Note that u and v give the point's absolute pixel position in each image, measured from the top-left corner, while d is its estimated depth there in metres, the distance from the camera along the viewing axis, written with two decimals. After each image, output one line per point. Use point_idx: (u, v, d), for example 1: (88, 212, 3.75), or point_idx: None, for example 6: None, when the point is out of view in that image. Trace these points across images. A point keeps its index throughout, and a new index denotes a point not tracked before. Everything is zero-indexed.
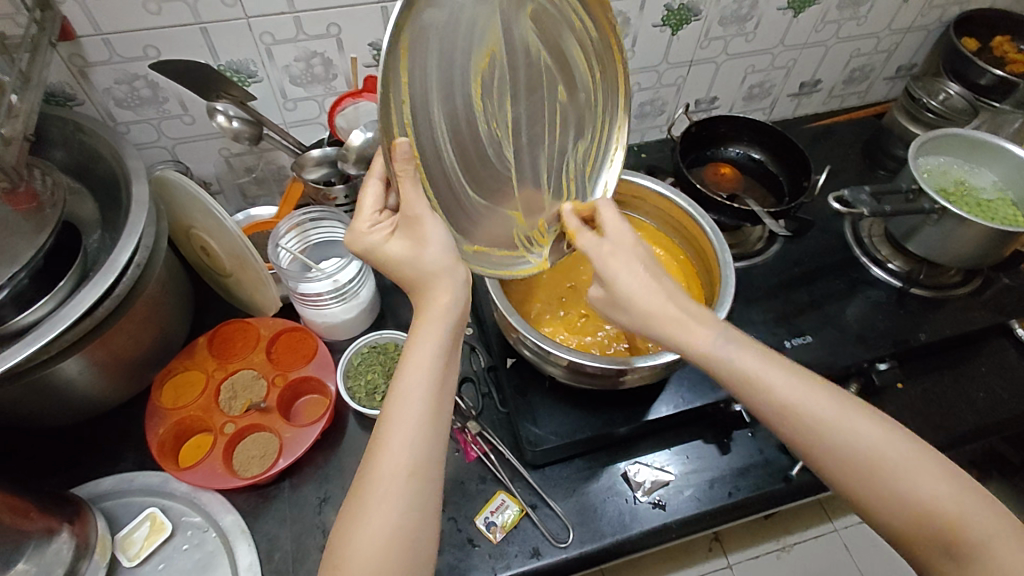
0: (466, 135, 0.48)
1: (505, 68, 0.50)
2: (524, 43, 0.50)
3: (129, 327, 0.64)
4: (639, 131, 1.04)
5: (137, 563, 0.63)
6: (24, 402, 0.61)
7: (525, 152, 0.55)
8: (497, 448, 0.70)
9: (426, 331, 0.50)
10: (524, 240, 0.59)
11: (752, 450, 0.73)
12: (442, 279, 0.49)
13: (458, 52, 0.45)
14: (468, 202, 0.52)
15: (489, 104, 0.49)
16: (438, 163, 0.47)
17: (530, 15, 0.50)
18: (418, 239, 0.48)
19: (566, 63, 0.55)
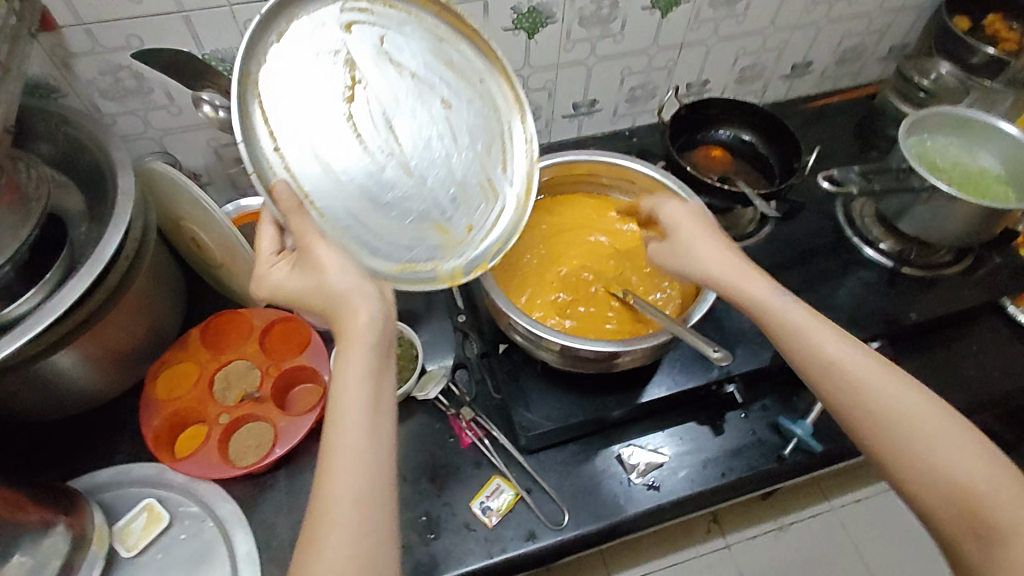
0: (347, 152, 0.54)
1: (373, 92, 0.55)
2: (385, 69, 0.56)
3: (120, 318, 0.64)
4: (630, 116, 1.04)
5: (135, 554, 0.63)
6: (18, 395, 0.61)
7: (422, 165, 0.58)
8: (493, 433, 0.71)
9: (349, 352, 0.48)
10: (458, 250, 0.60)
11: (745, 431, 0.74)
12: (350, 297, 0.49)
13: (318, 86, 0.53)
14: (374, 221, 0.55)
15: (368, 124, 0.55)
16: (326, 186, 0.52)
17: (381, 48, 0.56)
18: (314, 264, 0.49)
19: (441, 76, 0.59)
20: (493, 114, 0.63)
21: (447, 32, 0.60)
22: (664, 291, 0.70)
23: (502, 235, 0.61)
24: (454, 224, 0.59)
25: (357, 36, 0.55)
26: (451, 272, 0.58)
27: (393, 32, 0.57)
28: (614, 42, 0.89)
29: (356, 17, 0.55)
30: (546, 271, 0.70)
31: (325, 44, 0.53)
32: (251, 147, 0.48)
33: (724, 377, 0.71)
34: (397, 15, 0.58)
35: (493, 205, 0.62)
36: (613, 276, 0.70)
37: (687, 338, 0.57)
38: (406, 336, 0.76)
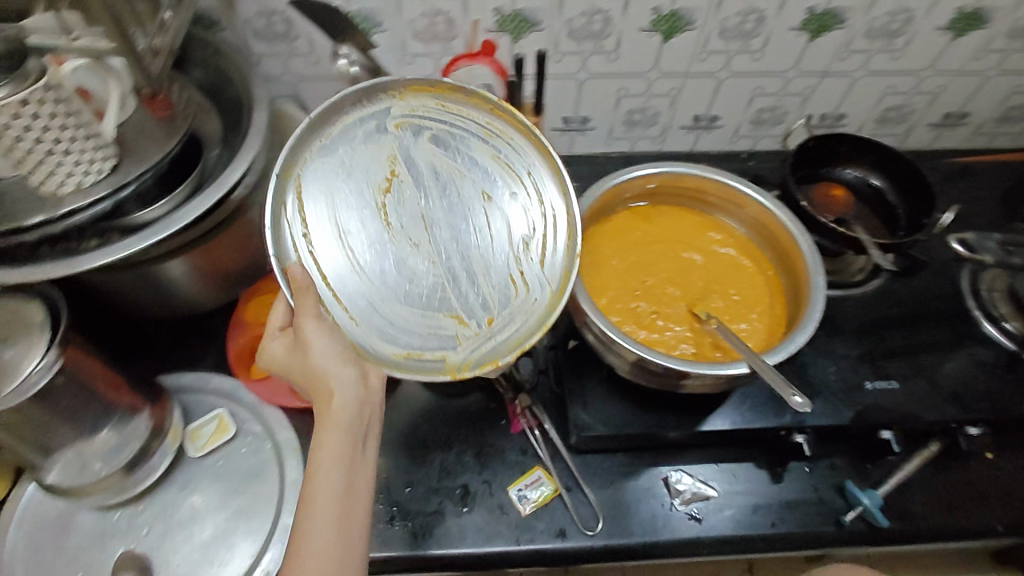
0: (374, 240, 0.58)
1: (407, 187, 0.60)
2: (426, 163, 0.61)
3: (229, 242, 0.70)
4: (751, 138, 0.99)
5: (202, 455, 0.68)
6: (134, 290, 0.69)
7: (447, 253, 0.60)
8: (544, 425, 0.71)
9: (326, 436, 0.52)
10: (472, 341, 0.58)
11: (806, 486, 0.69)
12: (330, 387, 0.53)
13: (358, 179, 0.59)
14: (387, 308, 0.57)
15: (398, 211, 0.60)
16: (344, 271, 0.57)
17: (425, 143, 0.61)
18: (303, 347, 0.54)
19: (482, 169, 0.62)
20: (537, 204, 0.63)
21: (497, 128, 0.63)
22: (749, 322, 0.65)
23: (525, 332, 0.58)
24: (474, 317, 0.59)
25: (405, 134, 0.61)
26: (458, 367, 0.57)
27: (439, 129, 0.62)
28: (750, 59, 0.85)
29: (405, 117, 0.61)
30: (630, 275, 0.67)
31: (371, 140, 0.60)
32: (276, 231, 0.54)
33: (796, 423, 0.67)
34: (449, 114, 0.62)
35: (521, 296, 0.60)
36: (699, 295, 0.66)
37: (769, 376, 0.54)
38: None
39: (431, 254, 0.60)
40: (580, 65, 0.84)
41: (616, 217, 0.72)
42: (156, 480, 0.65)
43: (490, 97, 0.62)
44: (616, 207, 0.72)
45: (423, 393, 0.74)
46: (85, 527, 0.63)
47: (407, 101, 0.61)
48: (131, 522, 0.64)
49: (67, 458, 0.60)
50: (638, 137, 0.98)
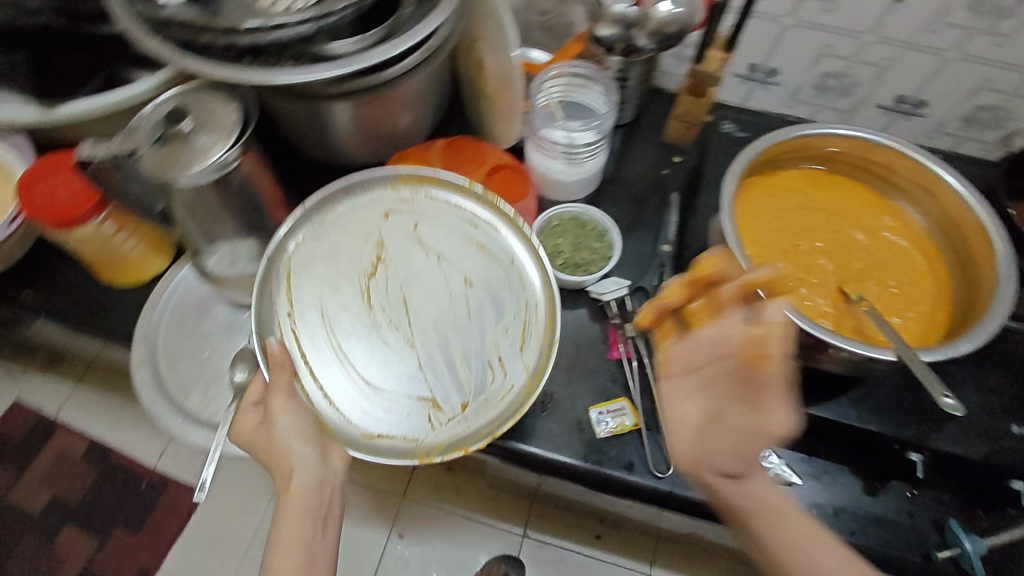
0: (356, 326, 0.64)
1: (392, 276, 0.66)
2: (413, 254, 0.68)
3: (393, 103, 0.73)
4: (955, 137, 0.88)
5: None
6: (302, 122, 0.73)
7: (426, 340, 0.64)
8: (642, 360, 0.70)
9: (287, 509, 0.54)
10: (442, 426, 0.61)
11: (901, 509, 0.64)
12: (291, 467, 0.54)
13: (344, 267, 0.66)
14: (362, 394, 0.62)
15: (382, 298, 0.66)
16: (324, 354, 0.63)
17: (413, 230, 0.68)
18: (268, 433, 0.55)
19: (464, 259, 0.67)
20: (520, 293, 0.66)
21: (483, 220, 0.68)
22: (905, 317, 0.59)
23: (498, 419, 0.61)
24: (446, 402, 0.62)
25: (392, 225, 0.68)
26: (427, 450, 0.59)
27: (428, 222, 0.69)
28: (993, 44, 0.74)
29: (394, 208, 0.69)
30: (788, 234, 0.63)
31: (362, 234, 0.68)
32: (263, 313, 0.62)
33: (916, 441, 0.62)
34: (439, 204, 0.69)
35: (495, 390, 0.62)
36: (852, 276, 0.61)
37: (921, 373, 0.50)
38: (609, 236, 0.76)
39: (410, 340, 0.64)
40: (789, 9, 0.76)
41: (787, 174, 0.66)
42: None
43: (476, 192, 0.68)
44: (790, 162, 0.66)
45: None
46: (219, 317, 0.71)
47: (400, 194, 0.69)
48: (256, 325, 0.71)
49: (224, 250, 0.68)
50: (824, 106, 0.89)
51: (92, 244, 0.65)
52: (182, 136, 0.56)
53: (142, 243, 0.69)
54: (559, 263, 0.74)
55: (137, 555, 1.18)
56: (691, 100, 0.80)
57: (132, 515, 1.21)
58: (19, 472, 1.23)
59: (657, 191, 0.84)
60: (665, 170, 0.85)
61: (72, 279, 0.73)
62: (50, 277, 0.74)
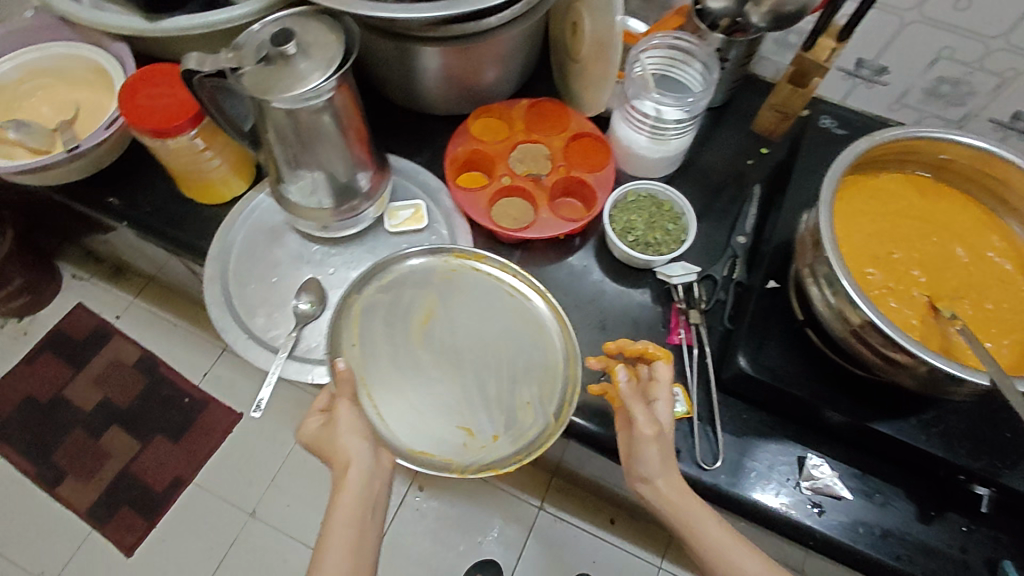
0: (407, 365, 0.65)
1: (442, 327, 0.67)
2: (459, 305, 0.68)
3: (483, 54, 0.71)
4: None
5: (394, 232, 0.74)
6: (391, 62, 0.73)
7: (465, 381, 0.65)
8: (703, 349, 0.68)
9: (340, 494, 0.55)
10: (475, 452, 0.62)
11: (953, 542, 0.62)
12: (349, 457, 0.55)
13: (399, 313, 0.67)
14: (410, 416, 0.63)
15: (431, 341, 0.67)
16: (380, 380, 0.64)
17: (459, 283, 0.69)
18: (332, 430, 0.57)
19: (502, 320, 0.68)
20: (549, 349, 0.66)
21: (520, 288, 0.68)
22: (997, 343, 0.56)
23: (523, 449, 0.61)
24: (482, 431, 0.63)
25: (442, 287, 0.69)
26: (463, 468, 0.60)
27: (471, 289, 0.69)
28: None
29: (443, 266, 0.69)
30: (882, 238, 0.59)
31: (419, 283, 0.69)
32: (334, 335, 0.64)
33: (985, 475, 0.59)
34: (481, 274, 0.69)
35: (524, 433, 0.62)
36: (947, 292, 0.57)
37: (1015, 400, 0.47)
38: (684, 219, 0.74)
39: (452, 379, 0.65)
40: (915, 3, 0.71)
41: (888, 177, 0.63)
42: (353, 233, 0.74)
43: (514, 269, 0.68)
44: (891, 165, 0.62)
45: (597, 270, 0.74)
46: (289, 247, 0.73)
47: (450, 261, 0.69)
48: (323, 258, 0.73)
49: (305, 179, 0.66)
50: (929, 113, 0.84)
51: (184, 157, 0.67)
52: (285, 58, 0.55)
53: (227, 163, 0.71)
54: (631, 240, 0.73)
55: (172, 465, 1.23)
56: (790, 89, 0.76)
57: (173, 426, 1.26)
58: (75, 370, 1.30)
59: (738, 180, 0.81)
60: (750, 161, 0.82)
61: (156, 190, 0.76)
62: (135, 185, 0.76)
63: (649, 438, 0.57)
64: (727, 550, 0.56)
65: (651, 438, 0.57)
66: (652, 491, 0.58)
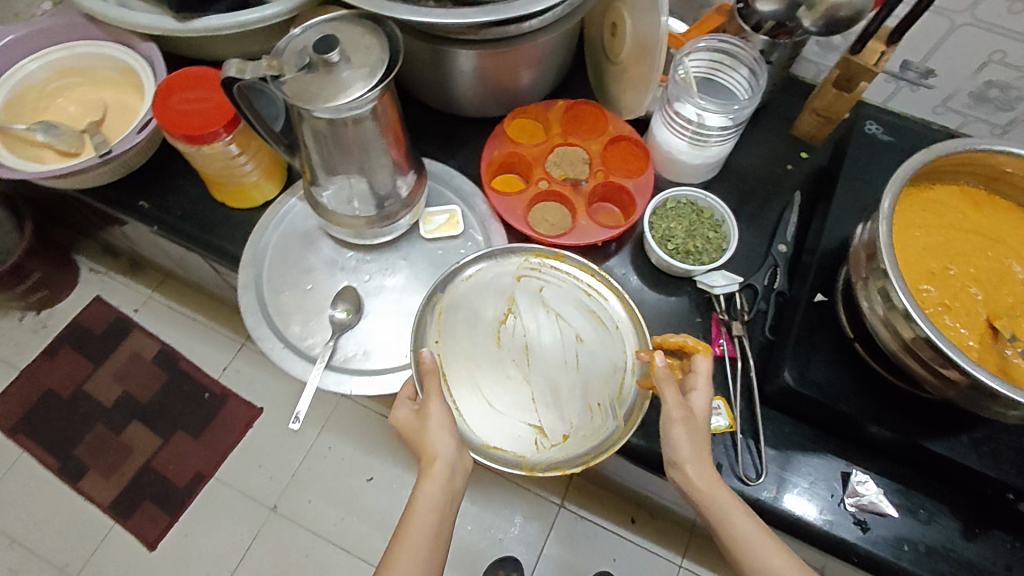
0: (487, 363, 0.66)
1: (521, 325, 0.68)
2: (536, 308, 0.68)
3: (521, 57, 0.69)
4: None
5: (429, 239, 0.73)
6: (427, 66, 0.71)
7: (540, 382, 0.66)
8: (745, 361, 0.67)
9: (424, 485, 0.55)
10: (546, 450, 0.63)
11: (999, 561, 0.61)
12: (438, 451, 0.56)
13: (480, 313, 0.68)
14: (486, 413, 0.64)
15: (510, 341, 0.67)
16: (460, 377, 0.65)
17: (538, 286, 0.69)
18: (423, 425, 0.57)
19: (578, 321, 0.68)
20: (622, 354, 0.66)
21: (597, 290, 0.68)
22: None
23: (591, 449, 0.62)
24: (553, 432, 0.64)
25: (522, 287, 0.69)
26: (532, 465, 0.62)
27: (549, 292, 0.69)
28: None
29: (526, 270, 0.69)
30: (938, 253, 0.58)
31: (500, 285, 0.69)
32: (417, 335, 0.65)
33: None
34: (560, 274, 0.69)
35: (596, 434, 0.63)
36: (1006, 311, 0.56)
37: None
38: (725, 227, 0.73)
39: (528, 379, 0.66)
40: (969, 4, 0.69)
41: (943, 189, 0.61)
42: (388, 240, 0.72)
43: (593, 270, 0.68)
44: (947, 176, 0.61)
45: (635, 278, 0.73)
46: (323, 253, 0.72)
47: (529, 260, 0.70)
48: (357, 265, 0.72)
49: (341, 183, 0.66)
50: (976, 117, 0.82)
51: (217, 162, 0.66)
52: (329, 66, 0.54)
53: (259, 169, 0.70)
54: (671, 248, 0.72)
55: (192, 461, 1.20)
56: (835, 93, 0.74)
57: (192, 422, 1.23)
58: (96, 364, 1.27)
59: (778, 185, 0.79)
60: (789, 165, 0.81)
61: (188, 193, 0.75)
62: (166, 187, 0.75)
63: (677, 419, 0.55)
64: (752, 543, 0.53)
65: (679, 420, 0.55)
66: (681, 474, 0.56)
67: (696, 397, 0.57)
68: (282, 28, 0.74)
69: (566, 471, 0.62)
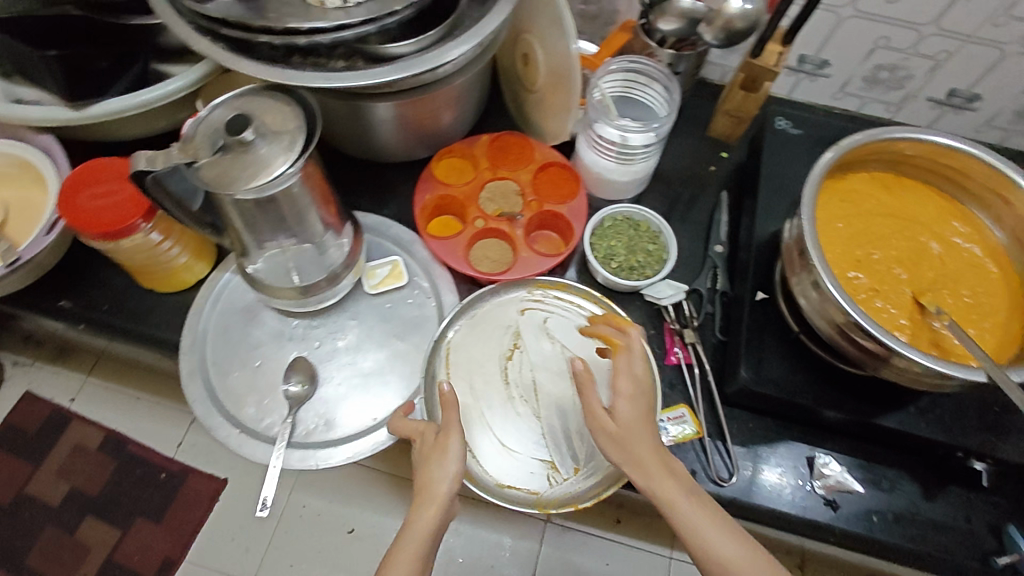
0: (496, 400, 0.67)
1: (527, 359, 0.69)
2: (540, 342, 0.70)
3: (440, 101, 0.69)
4: (1005, 131, 0.86)
5: (374, 293, 0.72)
6: (345, 122, 0.71)
7: (551, 415, 0.67)
8: (701, 366, 0.70)
9: (416, 518, 0.53)
10: (559, 484, 0.64)
11: (959, 514, 0.65)
12: (440, 493, 0.53)
13: (486, 350, 0.69)
14: (499, 452, 0.65)
15: (517, 377, 0.68)
16: (471, 417, 0.66)
17: (540, 320, 0.70)
18: (439, 458, 0.54)
19: (582, 350, 0.69)
20: None
21: (601, 317, 0.70)
22: (979, 328, 0.59)
23: (602, 481, 0.63)
24: (566, 463, 0.65)
25: (526, 321, 0.70)
26: (546, 501, 0.63)
27: (551, 324, 0.70)
28: None
29: (530, 303, 0.71)
30: (860, 240, 0.62)
31: (503, 321, 0.70)
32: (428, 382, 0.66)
33: (981, 451, 0.62)
34: (563, 303, 0.71)
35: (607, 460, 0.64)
36: (927, 286, 0.60)
37: (1014, 393, 0.48)
38: (662, 237, 0.75)
39: (538, 413, 0.67)
40: None
41: (855, 178, 0.65)
42: (333, 302, 0.70)
43: (595, 297, 0.70)
44: (855, 167, 0.65)
45: None
46: (268, 325, 0.70)
47: (532, 292, 0.71)
48: (305, 332, 0.70)
49: (274, 253, 0.65)
50: (871, 98, 0.87)
51: (140, 253, 0.64)
52: (244, 145, 0.53)
53: (186, 250, 0.68)
54: (614, 266, 0.73)
55: (159, 547, 1.10)
56: (743, 95, 0.77)
57: (152, 507, 1.12)
58: (36, 463, 1.14)
59: (705, 187, 0.82)
60: (712, 166, 0.84)
61: (113, 284, 0.71)
62: (87, 282, 0.71)
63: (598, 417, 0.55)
64: (705, 535, 0.49)
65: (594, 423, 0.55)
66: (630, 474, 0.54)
67: (626, 387, 0.55)
68: (187, 99, 0.71)
69: (579, 505, 0.63)
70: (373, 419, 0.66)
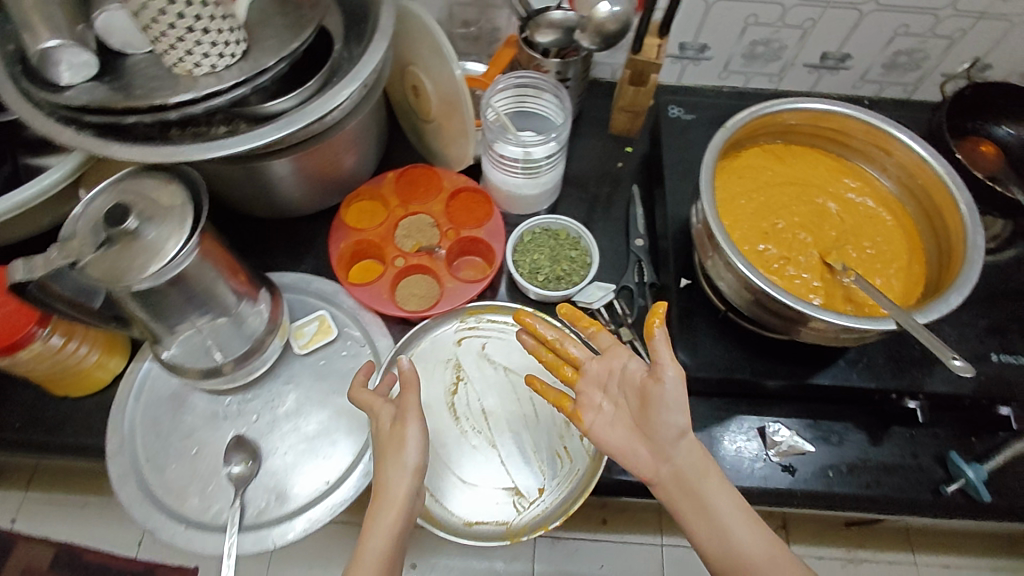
0: (449, 438, 0.66)
1: (472, 390, 0.68)
2: (482, 370, 0.69)
3: (337, 146, 0.68)
4: (879, 83, 0.91)
5: (305, 353, 0.70)
6: (242, 186, 0.68)
7: (506, 441, 0.66)
8: None
9: (374, 524, 0.51)
10: (528, 509, 0.63)
11: (906, 452, 0.68)
12: (398, 497, 0.52)
13: (429, 389, 0.68)
14: (461, 490, 0.64)
15: (465, 410, 0.67)
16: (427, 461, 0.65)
17: (479, 348, 0.70)
18: (395, 453, 0.54)
19: (525, 369, 0.69)
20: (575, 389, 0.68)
21: None
22: (885, 277, 0.62)
23: (568, 496, 0.63)
24: (529, 485, 0.64)
25: (464, 351, 0.70)
26: (516, 530, 0.62)
27: (490, 349, 0.70)
28: None
29: (466, 333, 0.71)
30: (764, 213, 0.64)
31: (441, 357, 0.69)
32: None
33: (912, 389, 0.65)
34: (498, 325, 0.71)
35: (571, 475, 0.64)
36: (833, 245, 0.63)
37: (925, 336, 0.50)
38: (583, 242, 0.76)
39: (494, 442, 0.66)
40: None
41: (749, 153, 0.68)
42: (263, 371, 0.68)
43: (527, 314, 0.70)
44: (747, 143, 0.67)
45: None
46: (199, 408, 0.67)
47: (465, 321, 0.71)
48: (241, 407, 0.67)
49: (190, 334, 0.63)
50: (754, 72, 0.91)
51: (44, 362, 0.60)
52: (133, 231, 0.50)
53: (95, 347, 0.64)
54: (542, 279, 0.74)
55: None
56: (633, 90, 0.79)
57: None
58: None
59: (616, 184, 0.84)
60: (620, 162, 0.85)
61: (23, 397, 0.66)
62: None
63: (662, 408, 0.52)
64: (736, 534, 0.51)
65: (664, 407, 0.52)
66: (656, 477, 0.54)
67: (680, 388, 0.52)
68: (70, 190, 0.68)
69: (550, 525, 0.62)
70: (327, 482, 0.64)
